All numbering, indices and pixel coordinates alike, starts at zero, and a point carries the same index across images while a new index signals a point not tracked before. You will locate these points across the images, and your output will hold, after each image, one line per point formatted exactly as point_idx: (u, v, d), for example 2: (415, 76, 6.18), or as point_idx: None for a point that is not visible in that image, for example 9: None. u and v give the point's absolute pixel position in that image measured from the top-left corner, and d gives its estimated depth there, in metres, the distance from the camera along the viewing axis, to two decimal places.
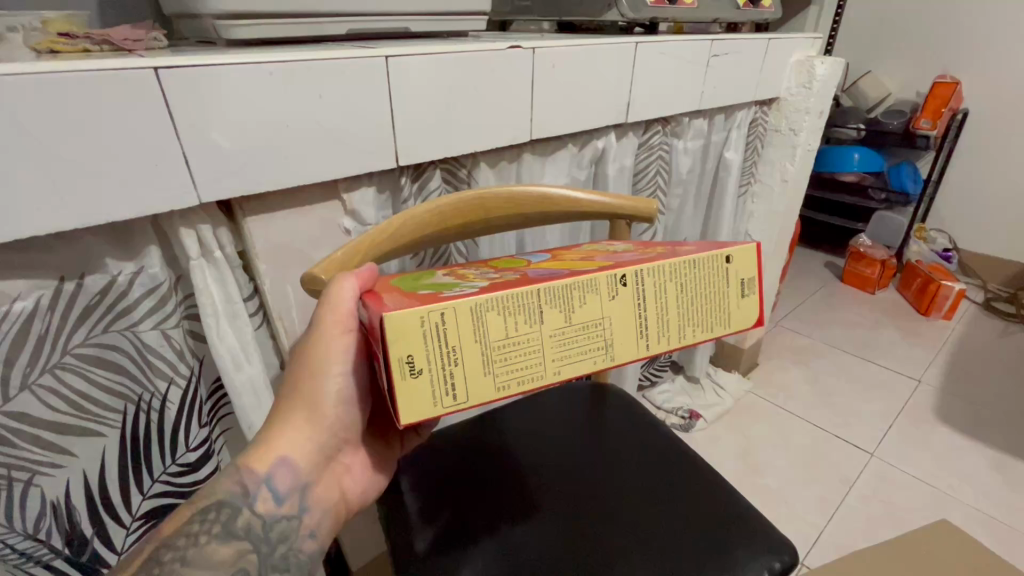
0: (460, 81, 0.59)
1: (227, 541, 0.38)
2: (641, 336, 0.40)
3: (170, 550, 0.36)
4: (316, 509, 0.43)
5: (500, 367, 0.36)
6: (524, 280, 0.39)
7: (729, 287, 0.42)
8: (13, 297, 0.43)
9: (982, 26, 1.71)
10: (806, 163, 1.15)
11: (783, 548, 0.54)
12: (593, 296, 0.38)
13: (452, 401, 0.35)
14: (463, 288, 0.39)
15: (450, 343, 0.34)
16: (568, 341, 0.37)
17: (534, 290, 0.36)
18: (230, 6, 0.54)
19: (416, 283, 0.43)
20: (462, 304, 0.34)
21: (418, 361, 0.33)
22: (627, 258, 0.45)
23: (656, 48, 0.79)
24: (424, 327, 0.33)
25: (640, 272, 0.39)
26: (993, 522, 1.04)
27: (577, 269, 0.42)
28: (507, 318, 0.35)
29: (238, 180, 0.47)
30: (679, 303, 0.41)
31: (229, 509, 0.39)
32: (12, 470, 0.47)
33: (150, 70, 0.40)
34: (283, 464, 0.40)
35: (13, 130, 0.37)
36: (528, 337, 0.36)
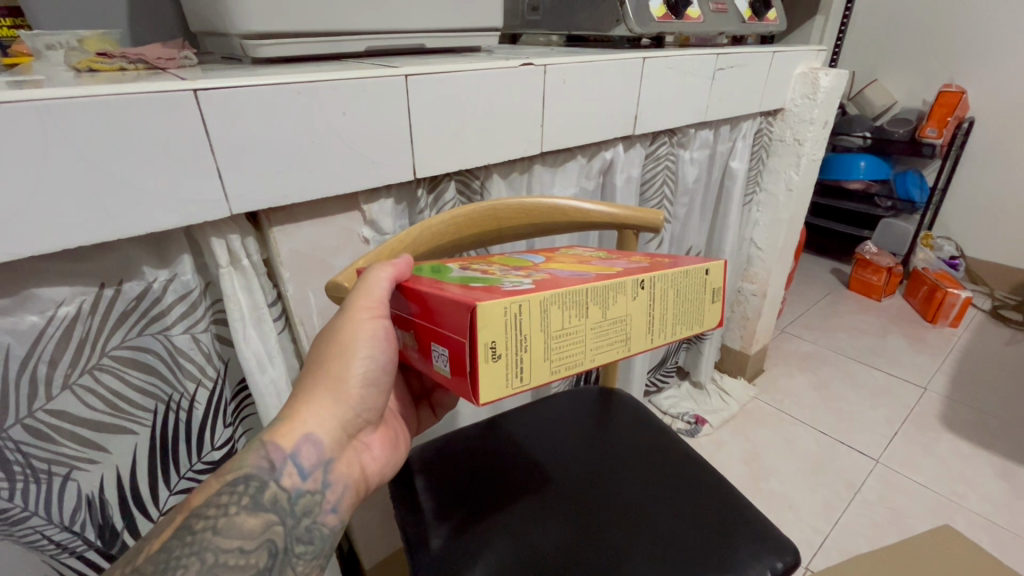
0: (475, 96, 0.61)
1: (256, 513, 0.38)
2: (648, 334, 0.43)
3: (201, 519, 0.36)
4: (338, 484, 0.43)
5: (556, 354, 0.38)
6: (562, 279, 0.41)
7: (707, 294, 0.47)
8: (57, 302, 0.46)
9: (988, 35, 1.72)
10: (811, 172, 1.17)
11: (785, 549, 0.55)
12: (623, 296, 0.41)
13: (519, 382, 0.37)
14: (514, 284, 0.41)
15: (523, 332, 0.36)
16: (605, 333, 0.41)
17: (586, 288, 0.39)
18: (258, 28, 0.57)
19: (445, 276, 0.45)
20: (535, 297, 0.36)
21: (500, 347, 0.35)
22: (627, 265, 0.48)
23: (664, 62, 0.82)
24: (506, 315, 0.35)
25: (655, 278, 0.43)
26: (997, 529, 1.05)
27: (599, 272, 0.44)
28: (565, 311, 0.38)
29: (266, 193, 0.50)
30: (675, 307, 0.45)
31: (256, 482, 0.39)
32: (51, 465, 0.50)
33: (190, 92, 0.43)
34: (307, 442, 0.40)
35: (69, 147, 0.40)
36: (579, 328, 0.39)
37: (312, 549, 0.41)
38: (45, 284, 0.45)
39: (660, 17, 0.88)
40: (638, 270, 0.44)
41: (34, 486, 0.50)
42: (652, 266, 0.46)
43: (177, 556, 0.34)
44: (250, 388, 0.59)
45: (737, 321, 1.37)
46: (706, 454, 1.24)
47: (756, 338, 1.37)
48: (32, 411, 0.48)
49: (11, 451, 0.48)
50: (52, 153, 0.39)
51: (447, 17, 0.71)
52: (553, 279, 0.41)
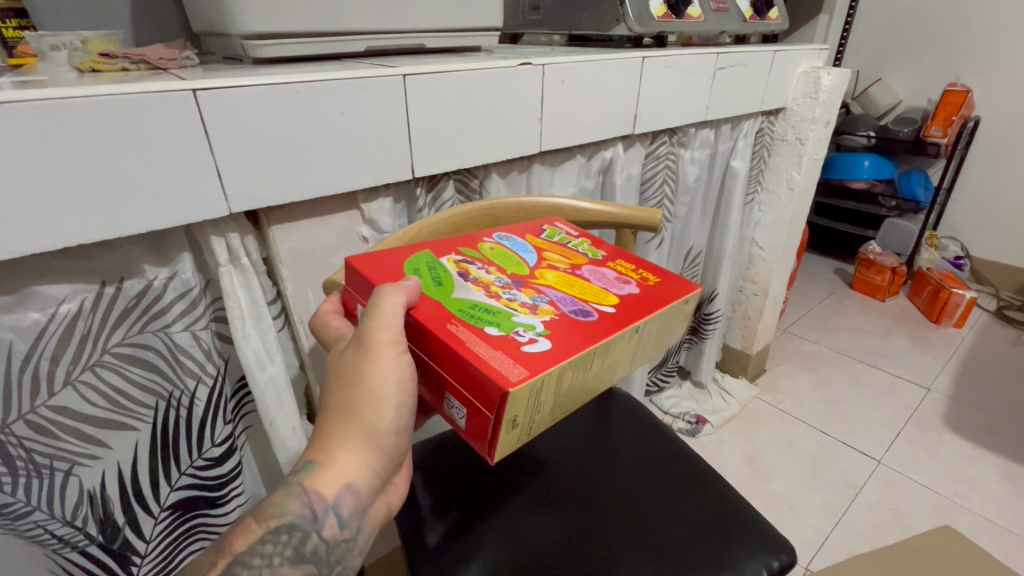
0: (474, 95, 0.61)
1: (296, 564, 0.39)
2: (632, 367, 0.46)
3: (245, 569, 0.37)
4: (374, 526, 0.42)
5: (561, 406, 0.40)
6: (569, 324, 0.42)
7: (685, 317, 0.49)
8: (59, 299, 0.47)
9: (994, 33, 1.71)
10: (812, 172, 1.17)
11: (781, 547, 0.55)
12: (623, 343, 0.42)
13: (527, 436, 0.39)
14: (526, 330, 0.40)
15: (541, 399, 0.37)
16: (601, 375, 0.42)
17: (595, 348, 0.39)
18: (259, 28, 0.58)
19: (455, 304, 0.43)
20: (554, 371, 0.36)
21: (520, 417, 0.36)
22: (617, 283, 0.49)
23: (664, 62, 0.81)
24: (530, 391, 0.35)
25: (650, 321, 0.44)
26: (999, 530, 1.04)
27: (598, 304, 0.45)
28: (576, 371, 0.39)
29: (265, 191, 0.51)
30: (658, 340, 0.47)
31: (299, 532, 0.39)
32: (53, 460, 0.51)
33: (188, 92, 0.44)
34: (348, 492, 0.39)
35: (70, 147, 0.40)
36: (583, 379, 0.40)
37: None
38: (46, 281, 0.46)
39: (660, 15, 0.88)
40: (633, 305, 0.45)
41: (36, 481, 0.50)
42: (642, 295, 0.47)
43: None
44: (249, 382, 0.59)
45: (739, 321, 1.37)
46: (707, 454, 1.23)
47: (758, 338, 1.37)
48: (35, 407, 0.48)
49: (14, 446, 0.48)
50: (54, 152, 0.40)
51: (447, 17, 0.71)
52: (563, 326, 0.41)
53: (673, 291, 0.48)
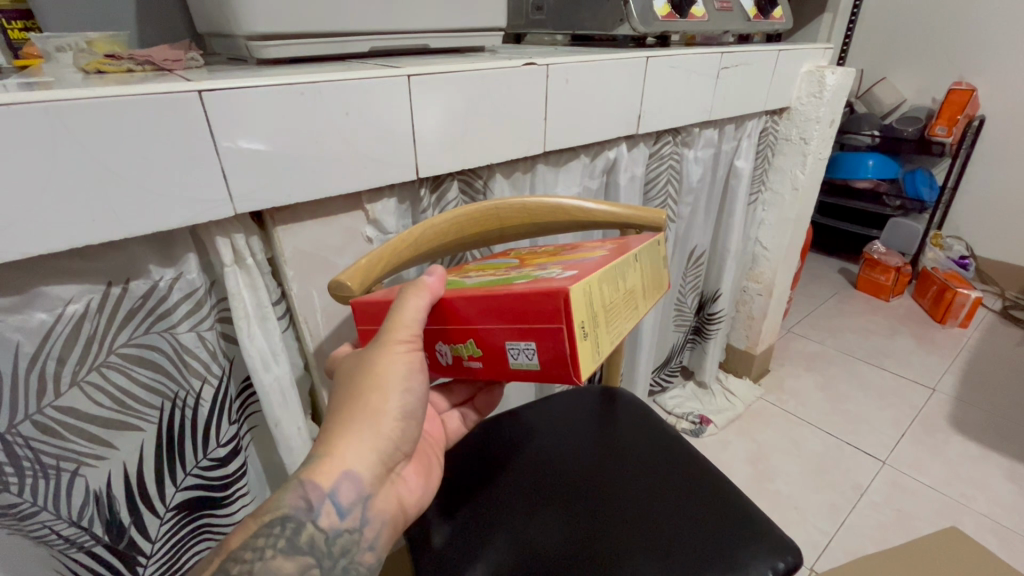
0: (478, 96, 0.61)
1: (292, 556, 0.39)
2: (645, 299, 0.50)
3: (237, 563, 0.37)
4: (376, 521, 0.42)
5: (612, 326, 0.43)
6: (581, 263, 0.45)
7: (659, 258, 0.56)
8: (65, 300, 0.47)
9: (998, 32, 1.70)
10: (817, 171, 1.16)
11: (787, 549, 0.55)
12: (631, 270, 0.47)
13: (596, 355, 0.41)
14: (546, 274, 0.43)
15: (595, 310, 0.40)
16: (627, 303, 0.46)
17: (616, 265, 0.43)
18: (263, 29, 0.58)
19: (463, 285, 0.45)
20: (593, 279, 0.40)
21: (587, 326, 0.39)
22: (596, 248, 0.54)
23: (668, 62, 0.81)
24: (585, 296, 0.38)
25: (642, 251, 0.50)
26: (1006, 531, 1.04)
27: (592, 254, 0.49)
28: (610, 288, 0.42)
29: (270, 192, 0.51)
30: (653, 273, 0.52)
31: (293, 523, 0.39)
32: (60, 461, 0.51)
33: (194, 93, 0.44)
34: (347, 479, 0.40)
35: (77, 148, 0.40)
36: (617, 301, 0.44)
37: None
38: (51, 282, 0.46)
39: (664, 16, 0.88)
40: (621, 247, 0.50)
41: (43, 481, 0.51)
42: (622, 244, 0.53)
43: None
44: (257, 390, 0.60)
45: (743, 321, 1.37)
46: (712, 455, 1.23)
47: (762, 338, 1.36)
48: (41, 407, 0.48)
49: (21, 447, 0.48)
50: (61, 153, 0.40)
51: (451, 17, 0.71)
52: (581, 265, 0.45)
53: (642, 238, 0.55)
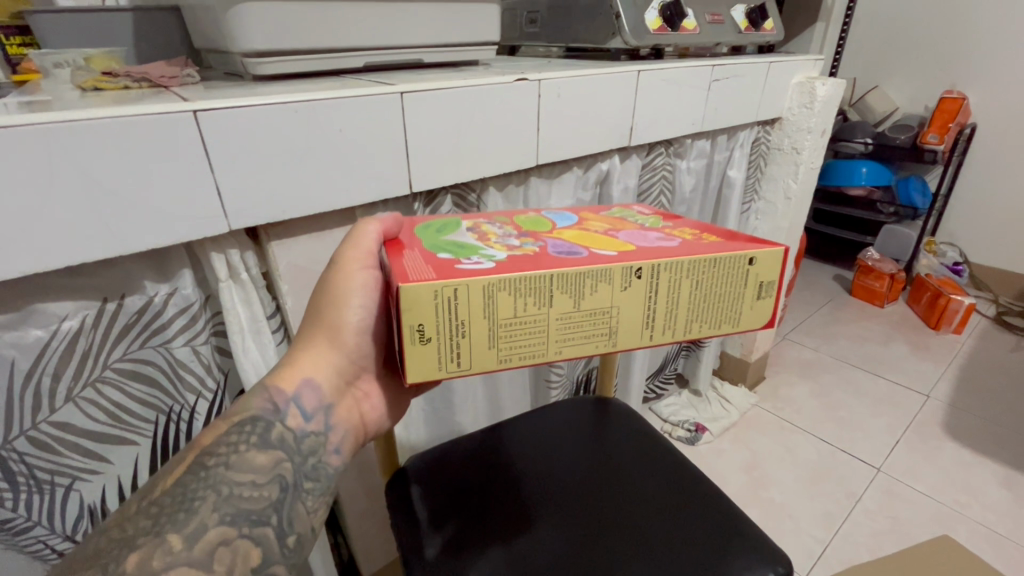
0: (470, 111, 0.62)
1: (264, 449, 0.41)
2: (645, 324, 0.41)
3: (212, 456, 0.39)
4: (338, 427, 0.47)
5: (504, 342, 0.38)
6: (544, 258, 0.41)
7: (741, 281, 0.43)
8: (61, 317, 0.47)
9: (988, 41, 1.72)
10: (809, 181, 1.18)
11: (778, 559, 0.55)
12: (602, 285, 0.39)
13: (455, 367, 0.38)
14: (483, 257, 0.41)
15: (461, 317, 0.37)
16: (573, 325, 0.40)
17: (548, 275, 0.38)
18: (259, 47, 0.58)
19: (436, 238, 0.46)
20: (477, 282, 0.36)
21: (429, 330, 0.37)
22: (645, 242, 0.45)
23: (659, 75, 0.82)
24: (439, 299, 0.36)
25: (656, 267, 0.40)
26: (999, 539, 1.04)
27: (595, 249, 0.43)
28: (517, 298, 0.37)
29: (263, 208, 0.51)
30: (689, 300, 0.42)
31: (263, 423, 0.42)
32: (55, 476, 0.51)
33: (190, 113, 0.45)
34: (308, 386, 0.45)
35: (73, 169, 0.41)
36: (537, 316, 0.38)
37: (320, 487, 0.44)
38: (48, 300, 0.46)
39: (656, 29, 0.90)
40: (638, 253, 0.41)
41: (37, 496, 0.51)
42: (666, 250, 0.42)
43: (192, 489, 0.37)
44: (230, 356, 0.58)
45: None
46: (707, 462, 1.23)
47: (757, 345, 1.37)
48: (37, 423, 0.49)
49: (16, 462, 0.49)
50: (57, 175, 0.40)
51: (445, 34, 0.72)
52: (528, 257, 0.41)
53: (710, 250, 0.42)
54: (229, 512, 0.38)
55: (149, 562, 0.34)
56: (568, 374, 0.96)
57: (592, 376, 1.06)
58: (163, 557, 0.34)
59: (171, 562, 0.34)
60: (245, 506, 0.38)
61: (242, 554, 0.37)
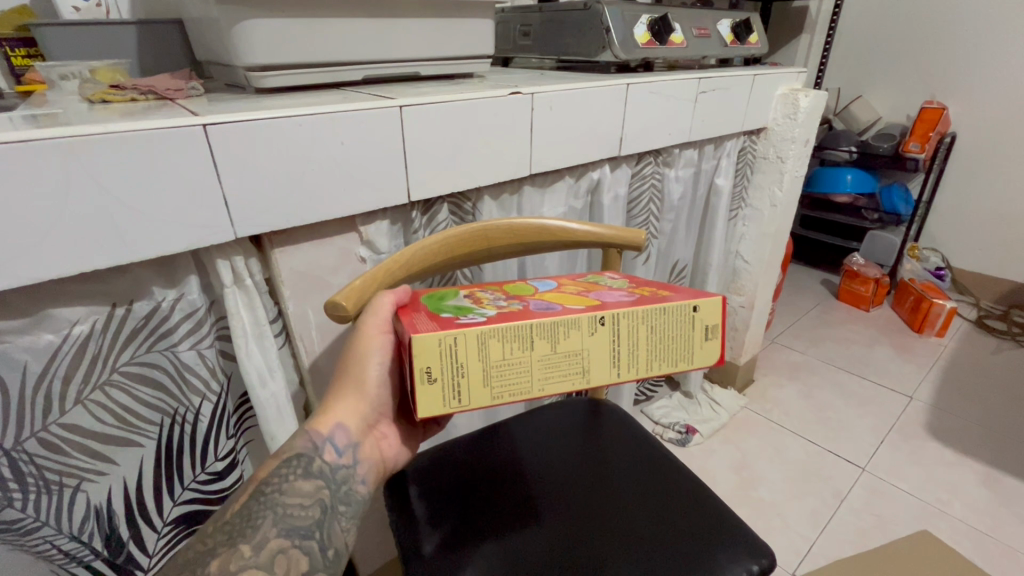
0: (468, 125, 0.65)
1: (308, 478, 0.45)
2: (614, 364, 0.43)
3: (267, 486, 0.44)
4: (365, 463, 0.50)
5: (497, 380, 0.41)
6: (525, 312, 0.44)
7: (694, 329, 0.45)
8: (72, 321, 0.49)
9: (967, 53, 1.78)
10: (794, 189, 1.21)
11: (761, 552, 0.58)
12: (577, 331, 0.42)
13: (457, 403, 0.40)
14: (475, 315, 0.45)
15: (459, 360, 0.40)
16: (552, 366, 0.42)
17: (529, 323, 0.41)
18: (261, 60, 0.61)
19: (440, 303, 0.50)
20: (470, 332, 0.40)
21: (436, 371, 0.39)
22: (606, 298, 0.48)
23: (647, 88, 0.85)
24: (441, 346, 0.39)
25: (619, 314, 0.43)
26: (979, 535, 1.07)
27: (566, 305, 0.46)
28: (505, 343, 0.41)
29: (268, 217, 0.53)
30: (649, 341, 0.44)
31: (305, 458, 0.46)
32: (63, 476, 0.53)
33: (199, 126, 0.47)
34: (340, 428, 0.48)
35: (88, 180, 0.43)
36: (522, 359, 0.41)
37: (352, 510, 0.47)
38: (61, 305, 0.48)
39: (645, 43, 0.93)
40: (602, 305, 0.45)
41: (45, 497, 0.52)
42: (625, 302, 0.46)
43: (256, 512, 0.42)
44: (237, 361, 0.60)
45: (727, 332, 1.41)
46: (699, 464, 1.26)
47: (746, 348, 1.40)
48: (47, 425, 0.50)
49: (25, 463, 0.50)
50: (73, 185, 0.42)
51: (442, 48, 0.75)
52: (514, 312, 0.44)
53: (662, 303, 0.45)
54: (284, 527, 0.42)
55: (226, 565, 0.39)
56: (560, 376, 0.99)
57: None
58: (237, 562, 0.39)
59: (242, 565, 0.39)
60: (296, 523, 0.43)
61: (296, 562, 0.41)
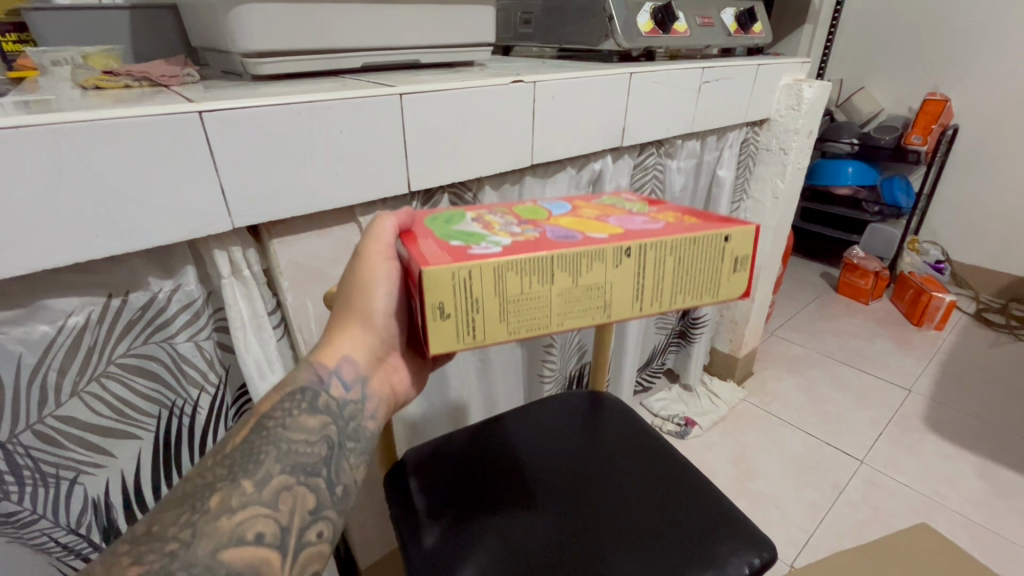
0: (468, 114, 0.63)
1: (313, 414, 0.44)
2: (637, 296, 0.43)
3: (271, 420, 0.42)
4: (374, 397, 0.49)
5: (514, 315, 0.40)
6: (544, 242, 0.43)
7: (719, 256, 0.45)
8: (67, 313, 0.48)
9: (970, 44, 1.77)
10: (796, 181, 1.20)
11: (763, 545, 0.58)
12: (599, 263, 0.41)
13: (471, 338, 0.40)
14: (490, 245, 0.43)
15: (475, 293, 0.39)
16: (572, 299, 0.41)
17: (548, 255, 0.40)
18: (257, 46, 0.59)
19: (448, 228, 0.48)
20: (486, 264, 0.38)
21: (449, 306, 0.38)
22: (625, 225, 0.47)
23: (650, 77, 0.84)
24: (455, 280, 0.38)
25: (642, 246, 0.42)
26: (976, 527, 1.08)
27: (585, 234, 0.45)
28: (523, 276, 0.39)
29: (266, 207, 0.52)
30: (673, 273, 0.44)
31: (310, 393, 0.44)
32: (61, 469, 0.52)
33: (195, 114, 0.46)
34: (346, 362, 0.47)
35: (81, 168, 0.42)
36: (540, 293, 0.40)
37: (360, 446, 0.46)
38: (54, 296, 0.47)
39: (648, 32, 0.91)
40: (625, 236, 0.43)
41: (42, 489, 0.52)
42: (647, 232, 0.44)
43: (258, 446, 0.41)
44: (235, 353, 0.59)
45: (727, 324, 1.41)
46: (698, 456, 1.26)
47: (745, 341, 1.40)
48: (42, 417, 0.50)
49: (21, 456, 0.50)
50: (65, 174, 0.41)
51: (442, 35, 0.73)
52: (531, 242, 0.43)
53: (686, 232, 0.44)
54: (288, 463, 0.41)
55: (228, 501, 0.37)
56: (560, 369, 0.98)
57: (585, 371, 1.09)
58: (239, 497, 0.38)
59: (245, 501, 0.38)
60: (301, 460, 0.41)
61: (301, 500, 0.40)
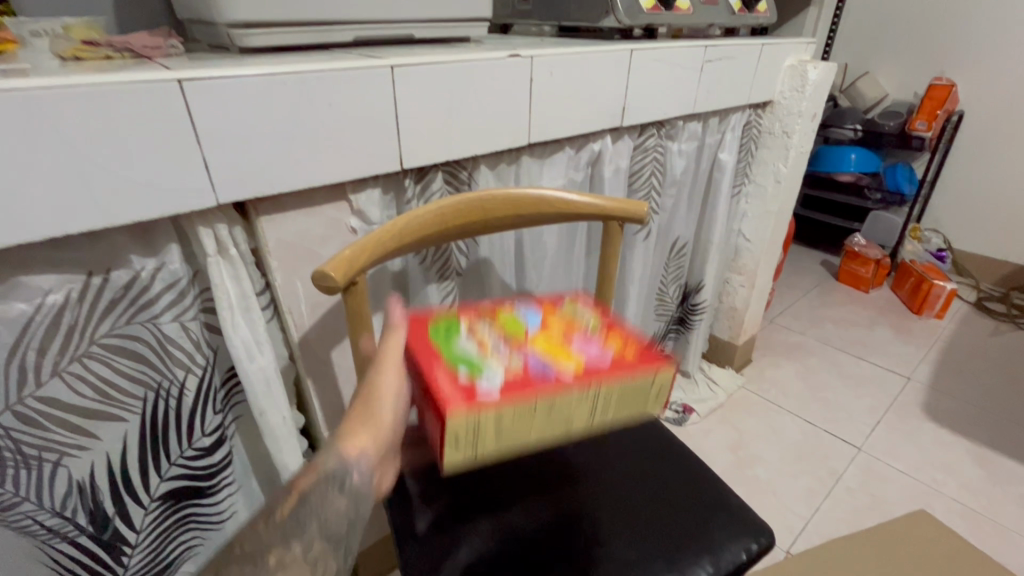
0: (462, 88, 0.61)
1: (342, 496, 0.43)
2: (597, 429, 0.43)
3: (302, 499, 0.42)
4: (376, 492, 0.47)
5: (514, 446, 0.40)
6: (541, 372, 0.42)
7: (663, 393, 0.44)
8: (45, 291, 0.47)
9: (979, 27, 1.73)
10: (799, 165, 1.18)
11: (760, 531, 0.58)
12: (569, 402, 0.41)
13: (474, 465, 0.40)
14: (492, 372, 0.42)
15: (480, 432, 0.38)
16: (567, 426, 0.42)
17: (546, 394, 0.39)
18: (243, 16, 0.57)
19: (447, 344, 0.47)
20: (492, 409, 0.38)
21: (457, 441, 0.38)
22: (597, 350, 0.46)
23: (652, 55, 0.81)
24: (462, 422, 0.38)
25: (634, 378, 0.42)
26: (973, 514, 1.08)
27: (561, 363, 0.43)
28: (523, 415, 0.39)
29: (252, 183, 0.51)
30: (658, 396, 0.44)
31: (339, 475, 0.43)
32: (43, 451, 0.51)
33: (174, 82, 0.44)
34: (365, 452, 0.46)
35: (54, 136, 0.40)
36: (539, 424, 0.40)
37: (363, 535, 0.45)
38: (31, 273, 0.46)
39: (650, 8, 0.88)
40: (596, 365, 0.42)
41: (25, 472, 0.51)
42: (615, 363, 0.43)
43: (301, 517, 0.41)
44: (223, 334, 0.58)
45: (726, 311, 1.39)
46: (695, 443, 1.25)
47: (745, 328, 1.39)
48: (22, 397, 0.48)
49: (2, 437, 0.48)
50: (37, 143, 0.39)
51: (436, 8, 0.71)
52: (528, 370, 0.42)
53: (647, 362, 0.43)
54: (327, 534, 0.42)
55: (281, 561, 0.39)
56: None
57: None
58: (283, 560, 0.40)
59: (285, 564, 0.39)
60: (333, 535, 0.42)
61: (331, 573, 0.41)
